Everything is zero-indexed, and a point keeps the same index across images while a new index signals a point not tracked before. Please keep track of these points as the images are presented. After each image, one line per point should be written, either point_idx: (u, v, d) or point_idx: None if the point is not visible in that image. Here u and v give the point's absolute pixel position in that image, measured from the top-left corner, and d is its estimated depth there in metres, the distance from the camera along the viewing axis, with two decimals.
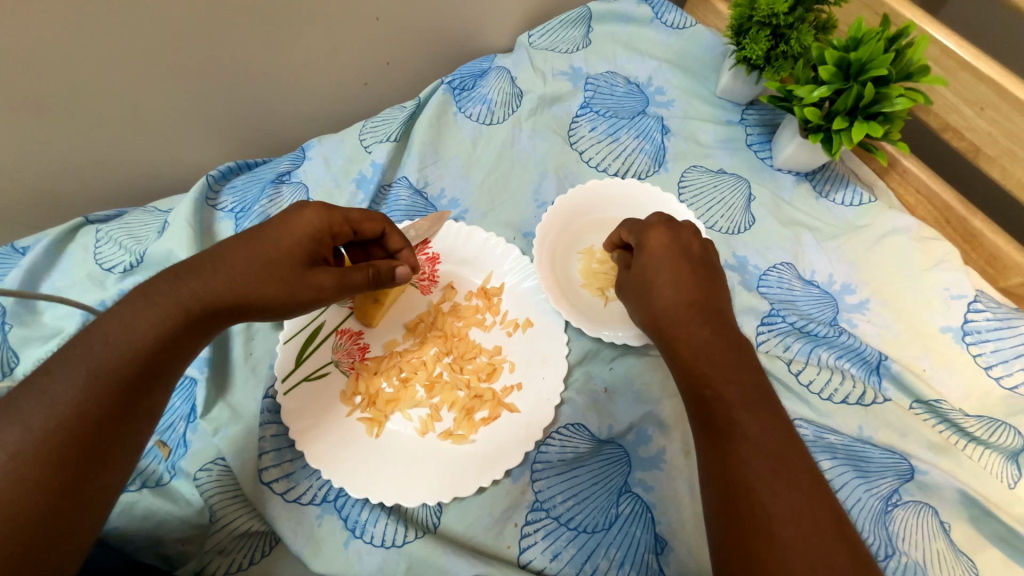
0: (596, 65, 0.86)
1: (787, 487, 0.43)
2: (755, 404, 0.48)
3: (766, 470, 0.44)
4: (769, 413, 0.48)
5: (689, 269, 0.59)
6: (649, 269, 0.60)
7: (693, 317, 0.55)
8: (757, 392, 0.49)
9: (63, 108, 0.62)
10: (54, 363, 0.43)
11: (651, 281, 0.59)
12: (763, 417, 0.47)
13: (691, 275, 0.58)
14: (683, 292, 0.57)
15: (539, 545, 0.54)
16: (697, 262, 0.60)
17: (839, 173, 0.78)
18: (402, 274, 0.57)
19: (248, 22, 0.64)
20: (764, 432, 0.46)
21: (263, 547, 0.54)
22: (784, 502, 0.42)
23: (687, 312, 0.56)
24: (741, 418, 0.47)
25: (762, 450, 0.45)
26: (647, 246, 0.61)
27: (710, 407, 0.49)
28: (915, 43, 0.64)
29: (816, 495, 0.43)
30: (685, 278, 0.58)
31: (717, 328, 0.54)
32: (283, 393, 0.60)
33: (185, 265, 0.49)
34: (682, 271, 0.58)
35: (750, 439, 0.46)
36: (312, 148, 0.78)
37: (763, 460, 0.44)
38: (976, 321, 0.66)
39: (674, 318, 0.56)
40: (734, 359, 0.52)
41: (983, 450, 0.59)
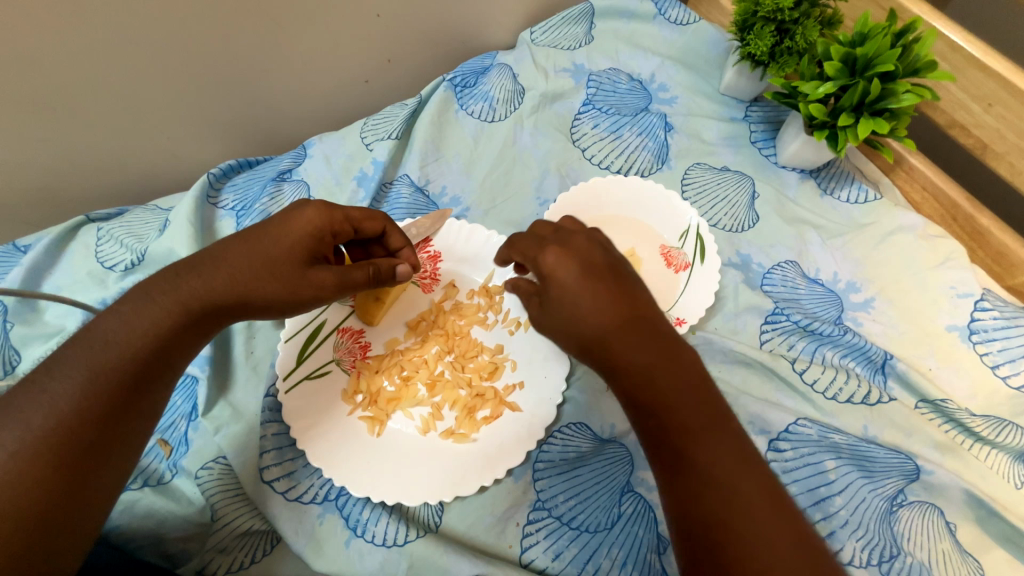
0: (598, 61, 0.85)
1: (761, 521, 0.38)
2: (708, 428, 0.42)
3: (735, 507, 0.39)
4: (724, 432, 0.42)
5: (603, 283, 0.49)
6: (563, 292, 0.49)
7: (622, 340, 0.46)
8: (698, 411, 0.43)
9: (64, 105, 0.62)
10: (54, 361, 0.42)
11: (571, 307, 0.48)
12: (715, 442, 0.41)
13: (607, 288, 0.48)
14: (607, 313, 0.47)
15: (540, 545, 0.54)
16: (605, 269, 0.50)
17: (844, 170, 0.77)
18: (403, 272, 0.57)
19: (249, 19, 0.64)
20: (723, 462, 0.40)
21: (264, 546, 0.54)
22: (763, 541, 0.37)
23: (618, 333, 0.46)
24: (699, 451, 0.41)
25: (723, 485, 0.40)
26: (549, 265, 0.50)
27: (662, 443, 0.43)
28: (922, 38, 0.63)
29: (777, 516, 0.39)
30: (606, 293, 0.48)
31: (645, 345, 0.46)
32: (285, 391, 0.59)
33: (183, 263, 0.49)
34: (598, 284, 0.48)
35: (707, 473, 0.40)
36: (313, 146, 0.77)
37: (724, 494, 0.39)
38: (983, 320, 0.66)
39: (605, 343, 0.47)
40: (670, 378, 0.44)
41: (990, 450, 0.59)
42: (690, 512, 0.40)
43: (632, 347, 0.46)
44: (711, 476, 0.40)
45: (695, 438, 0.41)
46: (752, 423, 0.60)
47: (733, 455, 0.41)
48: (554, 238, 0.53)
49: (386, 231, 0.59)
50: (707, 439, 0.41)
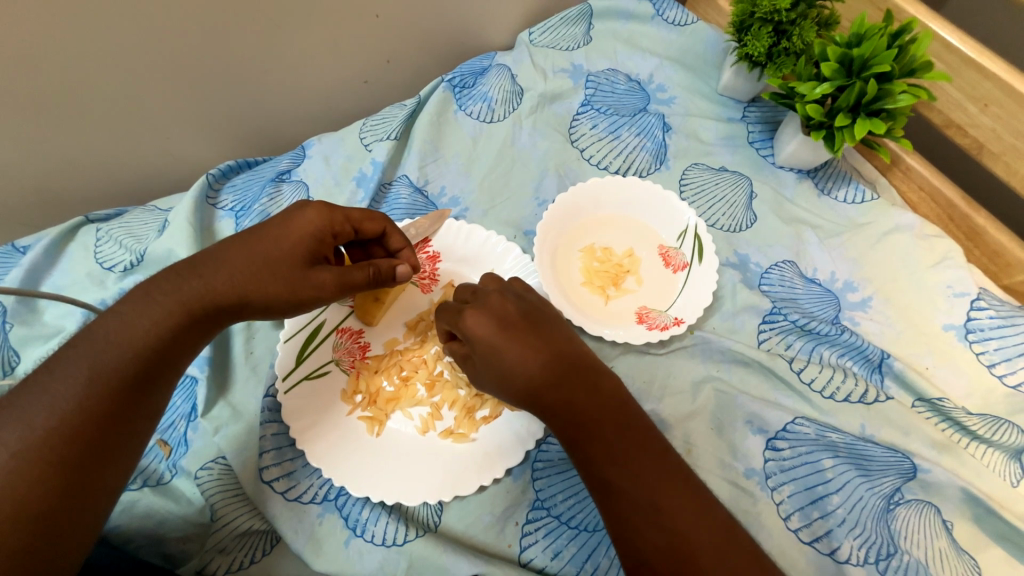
0: (597, 62, 0.85)
1: (697, 527, 0.43)
2: (634, 454, 0.46)
3: (672, 518, 0.43)
4: (648, 446, 0.46)
5: (524, 333, 0.50)
6: (488, 348, 0.50)
7: (553, 387, 0.48)
8: (629, 440, 0.46)
9: (63, 106, 0.62)
10: (57, 361, 0.43)
11: (503, 358, 0.49)
12: (642, 469, 0.45)
13: (531, 335, 0.50)
14: (535, 362, 0.49)
15: (539, 543, 0.54)
16: (524, 318, 0.51)
17: (841, 170, 0.77)
18: (403, 273, 0.57)
19: (248, 19, 0.64)
20: (650, 486, 0.44)
21: (263, 546, 0.54)
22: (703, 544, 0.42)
23: (552, 377, 0.48)
24: (633, 470, 0.45)
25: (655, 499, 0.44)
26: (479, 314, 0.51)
27: (593, 477, 0.46)
28: (918, 39, 0.64)
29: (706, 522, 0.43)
30: (532, 340, 0.50)
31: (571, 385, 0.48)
32: (284, 391, 0.59)
33: (181, 265, 0.49)
34: (524, 331, 0.50)
35: (643, 492, 0.44)
36: (312, 147, 0.77)
37: (657, 509, 0.43)
38: (979, 318, 0.66)
39: (535, 389, 0.49)
40: (596, 413, 0.47)
41: (986, 448, 0.59)
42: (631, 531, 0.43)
43: (563, 390, 0.48)
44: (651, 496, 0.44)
45: (626, 462, 0.45)
46: (750, 422, 0.61)
47: (663, 470, 0.45)
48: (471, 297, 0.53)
49: (387, 232, 0.59)
50: (641, 463, 0.45)
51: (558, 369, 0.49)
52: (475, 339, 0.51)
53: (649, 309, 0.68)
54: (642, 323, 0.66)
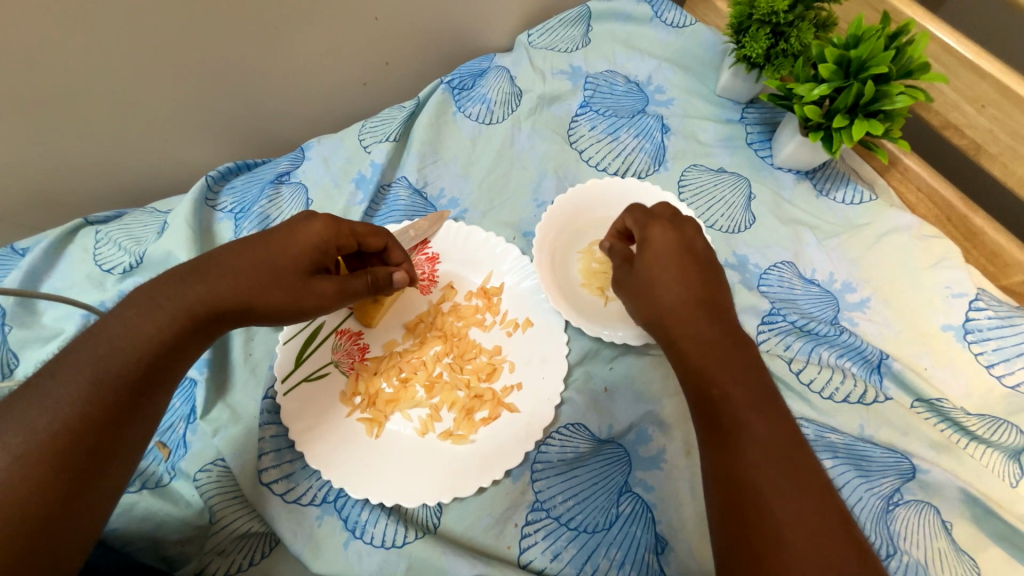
0: (595, 64, 0.86)
1: (800, 494, 0.42)
2: (764, 409, 0.47)
3: (774, 473, 0.43)
4: (773, 411, 0.47)
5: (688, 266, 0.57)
6: (653, 266, 0.58)
7: (694, 319, 0.54)
8: (763, 394, 0.48)
9: (62, 109, 0.62)
10: (58, 365, 0.42)
11: (653, 282, 0.57)
12: (771, 422, 0.46)
13: (686, 272, 0.57)
14: (684, 292, 0.55)
15: (539, 545, 0.54)
16: (687, 255, 0.58)
17: (839, 171, 0.77)
18: (400, 280, 0.57)
19: (248, 21, 0.64)
20: (777, 439, 0.45)
21: (262, 548, 0.54)
22: (796, 510, 0.41)
23: (694, 312, 0.54)
24: (750, 420, 0.46)
25: (771, 455, 0.44)
26: (651, 245, 0.59)
27: (717, 413, 0.48)
28: (915, 41, 0.64)
29: (820, 496, 0.43)
30: (686, 276, 0.56)
31: (721, 327, 0.53)
32: (283, 393, 0.60)
33: (235, 248, 0.51)
34: (680, 267, 0.57)
35: (758, 442, 0.45)
36: (311, 149, 0.77)
37: (768, 460, 0.44)
38: (977, 319, 0.66)
39: (679, 314, 0.54)
40: (738, 355, 0.51)
41: (985, 449, 0.59)
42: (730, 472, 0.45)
43: (703, 328, 0.53)
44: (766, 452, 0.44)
45: (749, 413, 0.47)
46: None
47: (779, 434, 0.46)
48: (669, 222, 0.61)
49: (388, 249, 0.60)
50: (764, 417, 0.47)
51: (703, 306, 0.55)
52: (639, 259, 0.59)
53: None
54: None
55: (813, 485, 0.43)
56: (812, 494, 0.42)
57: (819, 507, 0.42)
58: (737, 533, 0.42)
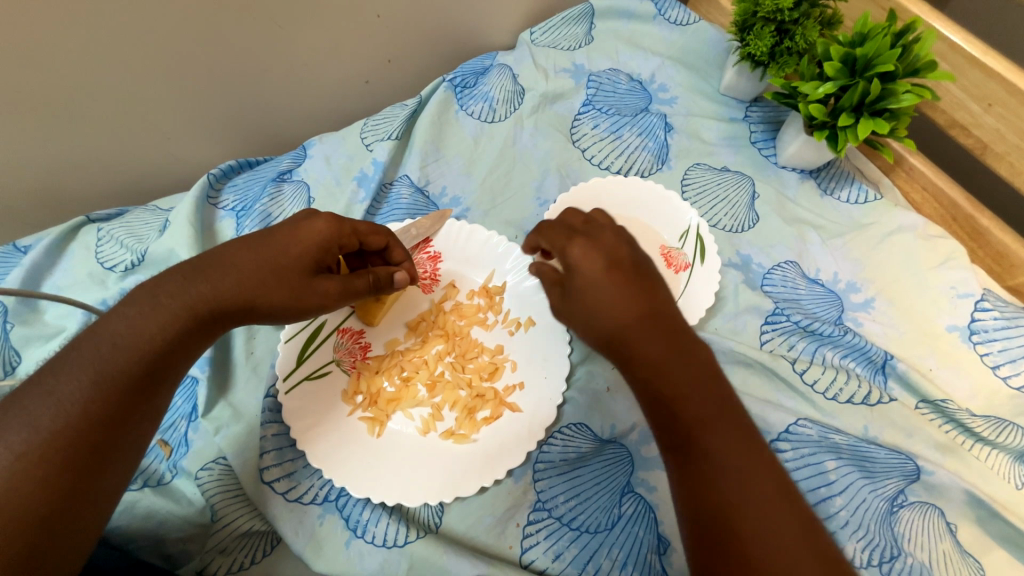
0: (599, 62, 0.85)
1: (767, 513, 0.39)
2: (722, 421, 0.44)
3: (750, 507, 0.40)
4: (741, 432, 0.43)
5: (621, 277, 0.51)
6: (586, 283, 0.52)
7: (639, 338, 0.48)
8: (719, 404, 0.44)
9: (64, 106, 0.62)
10: (60, 363, 0.42)
11: (591, 304, 0.51)
12: (730, 437, 0.43)
13: (626, 284, 0.51)
14: (627, 309, 0.49)
15: (541, 545, 0.54)
16: (624, 266, 0.52)
17: (844, 170, 0.77)
18: (401, 280, 0.58)
19: (250, 18, 0.64)
20: (738, 456, 0.42)
21: (264, 547, 0.54)
22: (763, 532, 0.39)
23: (638, 330, 0.49)
24: (708, 441, 0.43)
25: (734, 476, 0.41)
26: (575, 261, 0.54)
27: (676, 434, 0.44)
28: (921, 38, 0.63)
29: (789, 511, 0.40)
30: (630, 288, 0.51)
31: (668, 342, 0.48)
32: (285, 391, 0.60)
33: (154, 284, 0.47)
34: (619, 279, 0.51)
35: (718, 464, 0.42)
36: (313, 147, 0.77)
37: (732, 482, 0.41)
38: (983, 320, 0.66)
39: (624, 335, 0.49)
40: (687, 370, 0.46)
41: (990, 450, 0.59)
42: (703, 507, 0.41)
43: (647, 347, 0.48)
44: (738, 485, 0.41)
45: (715, 440, 0.43)
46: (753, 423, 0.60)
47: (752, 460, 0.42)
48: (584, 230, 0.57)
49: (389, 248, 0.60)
50: (733, 444, 0.42)
51: (645, 320, 0.49)
52: (576, 272, 0.54)
53: None
54: None
55: (779, 501, 0.40)
56: (794, 527, 0.39)
57: (801, 540, 0.39)
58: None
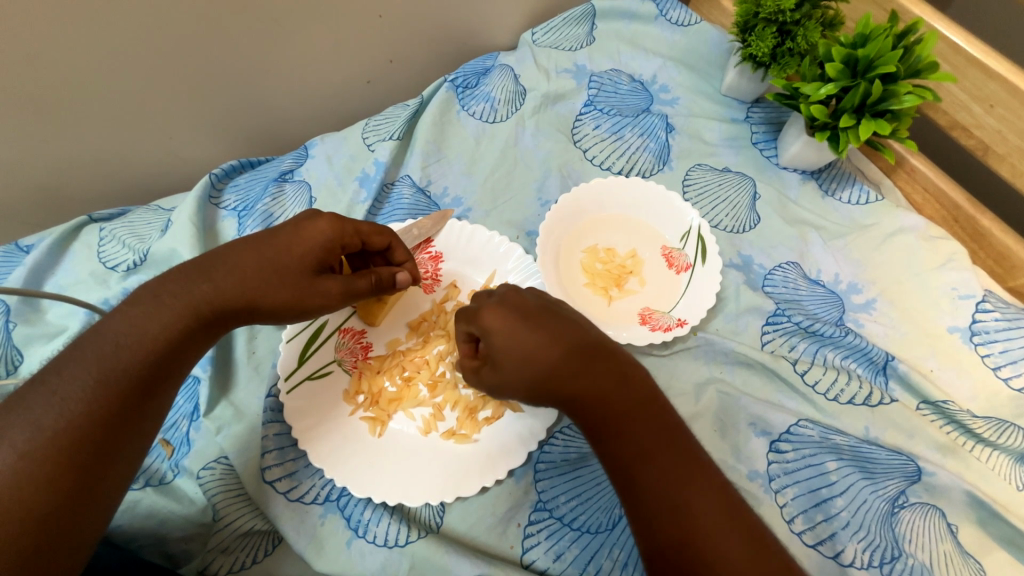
0: (600, 62, 0.85)
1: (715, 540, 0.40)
2: (656, 451, 0.44)
3: (704, 537, 0.41)
4: (689, 461, 0.44)
5: (535, 326, 0.49)
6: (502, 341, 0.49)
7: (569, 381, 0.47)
8: (655, 433, 0.45)
9: (67, 106, 0.62)
10: (64, 362, 0.42)
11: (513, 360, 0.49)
12: (663, 464, 0.44)
13: (540, 332, 0.49)
14: (547, 358, 0.48)
15: (542, 545, 0.54)
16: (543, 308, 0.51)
17: (845, 171, 0.77)
18: (403, 281, 0.59)
19: (251, 18, 0.64)
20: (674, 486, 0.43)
21: (265, 547, 0.54)
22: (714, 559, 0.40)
23: (565, 374, 0.47)
24: (646, 471, 0.44)
25: (675, 506, 0.42)
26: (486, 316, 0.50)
27: (620, 471, 0.45)
28: (923, 39, 0.63)
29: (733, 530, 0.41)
30: (553, 332, 0.49)
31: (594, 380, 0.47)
32: (286, 391, 0.59)
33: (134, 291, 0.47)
34: (539, 320, 0.50)
35: (661, 499, 0.43)
36: (315, 147, 0.77)
37: (676, 512, 0.42)
38: (984, 321, 0.66)
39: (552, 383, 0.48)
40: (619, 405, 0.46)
41: (991, 452, 0.59)
42: (656, 542, 0.42)
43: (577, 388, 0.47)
44: (695, 517, 0.41)
45: (653, 472, 0.43)
46: (753, 423, 0.60)
47: (701, 492, 0.42)
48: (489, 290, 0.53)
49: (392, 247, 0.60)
50: (683, 475, 0.43)
51: (568, 365, 0.47)
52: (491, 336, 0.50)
53: (652, 310, 0.67)
54: (645, 323, 0.66)
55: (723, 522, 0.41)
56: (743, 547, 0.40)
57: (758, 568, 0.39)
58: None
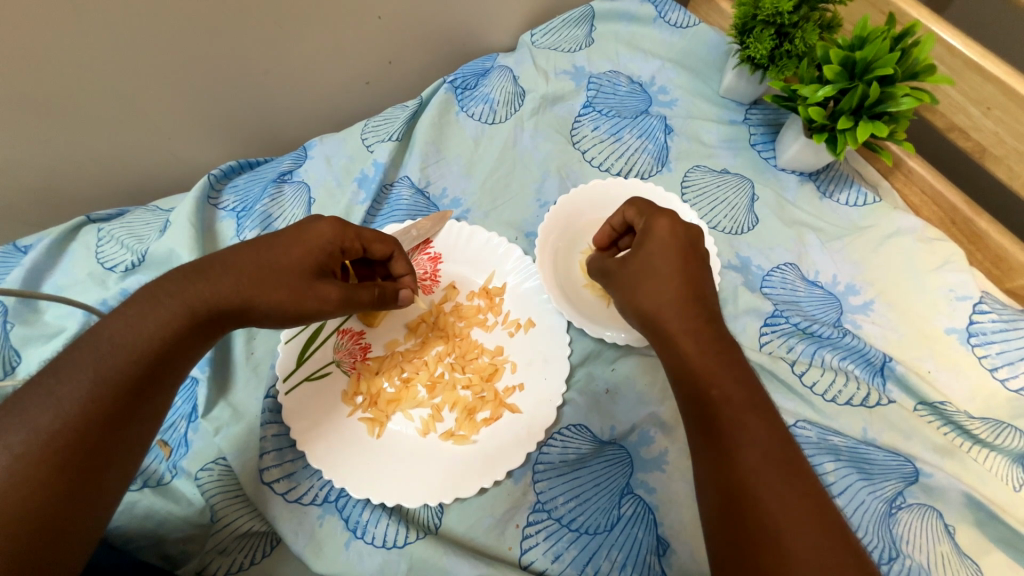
0: (598, 64, 0.86)
1: (798, 498, 0.40)
2: (758, 410, 0.45)
3: (773, 482, 0.41)
4: (772, 419, 0.45)
5: (684, 261, 0.55)
6: (648, 260, 0.56)
7: (694, 313, 0.52)
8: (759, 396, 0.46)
9: (65, 107, 0.62)
10: (59, 364, 0.42)
11: (648, 273, 0.55)
12: (764, 418, 0.45)
13: (684, 269, 0.55)
14: (677, 289, 0.53)
15: (540, 546, 0.54)
16: (684, 251, 0.56)
17: (843, 173, 0.77)
18: (406, 297, 0.59)
19: (251, 20, 0.64)
20: (772, 441, 0.43)
21: (263, 548, 0.54)
22: (796, 512, 0.40)
23: (690, 307, 0.52)
24: (748, 421, 0.44)
25: (770, 459, 0.42)
26: (647, 239, 0.57)
27: (713, 414, 0.46)
28: (921, 42, 0.64)
29: (818, 499, 0.41)
30: (678, 271, 0.54)
31: (718, 326, 0.51)
32: (285, 392, 0.60)
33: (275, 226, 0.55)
34: (686, 263, 0.55)
35: (757, 446, 0.43)
36: (314, 147, 0.77)
37: (768, 465, 0.42)
38: (981, 322, 0.66)
39: (673, 310, 0.52)
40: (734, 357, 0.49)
41: (988, 453, 0.59)
42: (737, 483, 0.42)
43: (700, 324, 0.51)
44: (787, 468, 0.42)
45: (752, 424, 0.44)
46: None
47: (778, 443, 0.43)
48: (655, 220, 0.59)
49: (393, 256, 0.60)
50: (782, 436, 0.44)
51: (695, 303, 0.53)
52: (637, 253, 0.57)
53: None
54: None
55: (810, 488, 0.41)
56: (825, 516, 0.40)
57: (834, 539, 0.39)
58: (738, 551, 0.40)
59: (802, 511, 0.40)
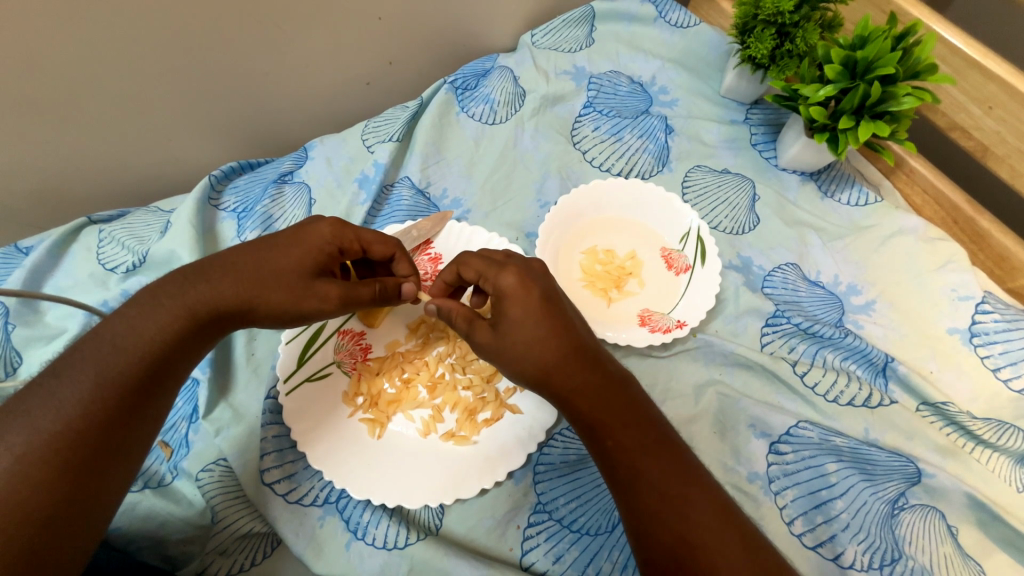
0: (599, 64, 0.85)
1: (708, 533, 0.43)
2: (652, 449, 0.46)
3: (682, 524, 0.43)
4: (670, 452, 0.46)
5: (547, 310, 0.50)
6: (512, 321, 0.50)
7: (574, 368, 0.49)
8: (654, 433, 0.47)
9: (65, 108, 0.62)
10: (62, 365, 0.42)
11: (517, 341, 0.49)
12: (662, 457, 0.46)
13: (550, 323, 0.50)
14: (549, 349, 0.49)
15: (541, 547, 0.54)
16: (548, 298, 0.51)
17: (844, 172, 0.77)
18: (408, 292, 0.57)
19: (249, 21, 0.64)
20: (669, 479, 0.45)
21: (264, 548, 0.54)
22: (706, 551, 0.42)
23: (568, 364, 0.49)
24: (644, 464, 0.46)
25: (670, 500, 0.44)
26: (504, 291, 0.51)
27: (617, 464, 0.46)
28: (922, 42, 0.63)
29: (724, 526, 0.43)
30: (548, 325, 0.49)
31: (597, 373, 0.49)
32: (286, 393, 0.59)
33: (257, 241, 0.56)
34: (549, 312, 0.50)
35: (657, 491, 0.44)
36: (314, 148, 0.77)
37: (672, 509, 0.44)
38: (983, 322, 0.66)
39: (554, 373, 0.49)
40: (623, 399, 0.48)
41: (990, 453, 0.59)
42: (651, 533, 0.44)
43: (583, 378, 0.48)
44: (688, 511, 0.43)
45: (651, 468, 0.45)
46: (754, 425, 0.60)
47: (676, 479, 0.45)
48: (511, 261, 0.53)
49: (394, 257, 0.59)
50: (681, 473, 0.45)
51: (571, 356, 0.49)
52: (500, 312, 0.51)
53: (651, 311, 0.67)
54: (644, 325, 0.66)
55: (715, 519, 0.43)
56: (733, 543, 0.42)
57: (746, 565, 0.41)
58: None
59: (712, 548, 0.42)
